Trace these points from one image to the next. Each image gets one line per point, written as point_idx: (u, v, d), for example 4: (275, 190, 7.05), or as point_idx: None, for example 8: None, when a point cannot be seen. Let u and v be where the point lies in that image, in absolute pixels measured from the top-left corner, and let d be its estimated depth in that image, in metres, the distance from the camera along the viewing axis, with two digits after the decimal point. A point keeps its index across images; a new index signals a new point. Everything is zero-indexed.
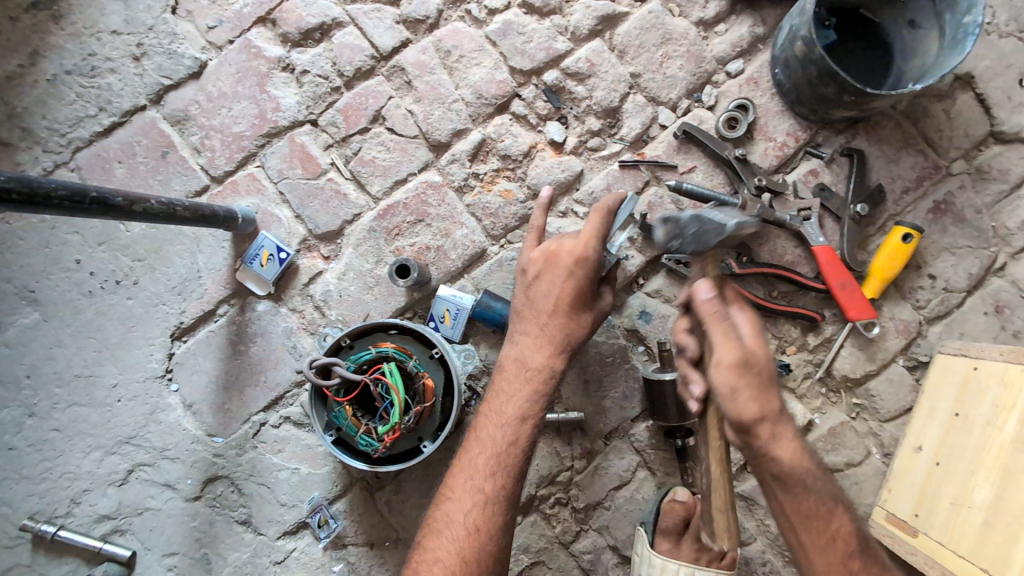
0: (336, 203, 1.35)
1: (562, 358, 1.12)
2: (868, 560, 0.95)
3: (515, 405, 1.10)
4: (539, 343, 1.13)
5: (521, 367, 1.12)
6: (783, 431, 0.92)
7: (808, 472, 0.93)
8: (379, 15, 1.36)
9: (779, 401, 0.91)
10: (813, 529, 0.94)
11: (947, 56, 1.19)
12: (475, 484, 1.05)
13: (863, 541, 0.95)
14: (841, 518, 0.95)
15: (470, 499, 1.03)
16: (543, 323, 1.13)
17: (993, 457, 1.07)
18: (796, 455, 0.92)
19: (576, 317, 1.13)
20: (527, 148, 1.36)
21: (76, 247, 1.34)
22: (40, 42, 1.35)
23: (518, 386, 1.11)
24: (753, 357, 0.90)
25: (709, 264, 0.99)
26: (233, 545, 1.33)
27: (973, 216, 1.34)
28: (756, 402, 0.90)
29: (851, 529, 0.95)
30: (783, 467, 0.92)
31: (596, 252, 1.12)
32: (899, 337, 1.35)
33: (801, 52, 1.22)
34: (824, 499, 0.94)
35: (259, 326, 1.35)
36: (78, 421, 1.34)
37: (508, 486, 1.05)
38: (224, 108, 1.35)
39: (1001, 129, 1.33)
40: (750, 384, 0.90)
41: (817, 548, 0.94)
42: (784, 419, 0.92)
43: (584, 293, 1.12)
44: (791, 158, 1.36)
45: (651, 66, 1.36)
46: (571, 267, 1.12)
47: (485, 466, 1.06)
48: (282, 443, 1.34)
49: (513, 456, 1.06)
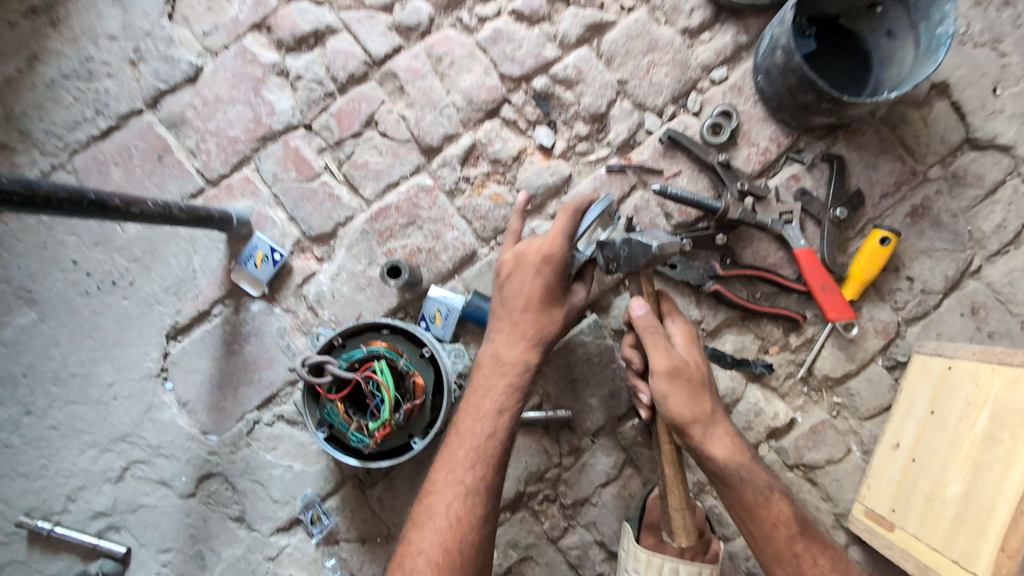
0: (329, 206, 1.38)
1: (535, 352, 1.16)
2: (810, 542, 1.05)
3: (492, 399, 1.13)
4: (512, 338, 1.16)
5: (496, 364, 1.16)
6: (711, 429, 1.08)
7: (740, 465, 1.08)
8: (372, 22, 1.39)
9: (709, 404, 1.08)
10: (757, 517, 1.06)
11: (921, 65, 1.23)
12: (456, 476, 1.08)
13: (803, 525, 1.06)
14: (779, 504, 1.07)
15: (452, 491, 1.06)
16: (514, 317, 1.17)
17: (964, 453, 1.10)
18: (728, 451, 1.07)
19: (548, 312, 1.17)
20: (517, 152, 1.39)
21: (73, 248, 1.37)
22: (38, 47, 1.37)
23: (494, 381, 1.14)
24: (682, 365, 1.08)
25: (643, 283, 1.13)
26: (227, 541, 1.35)
27: (949, 220, 1.38)
28: (687, 402, 1.06)
29: (790, 514, 1.07)
30: (719, 462, 1.06)
31: (563, 251, 1.15)
32: (877, 337, 1.39)
33: (781, 60, 1.26)
34: (761, 489, 1.07)
35: (253, 326, 1.37)
36: (74, 419, 1.36)
37: (489, 477, 1.08)
38: (219, 112, 1.38)
39: (975, 136, 1.38)
40: (681, 388, 1.07)
41: (763, 535, 1.06)
42: (713, 418, 1.08)
43: (553, 289, 1.16)
44: (773, 163, 1.39)
45: (638, 74, 1.39)
46: (539, 266, 1.16)
47: (465, 459, 1.09)
48: (275, 441, 1.36)
49: (492, 448, 1.10)
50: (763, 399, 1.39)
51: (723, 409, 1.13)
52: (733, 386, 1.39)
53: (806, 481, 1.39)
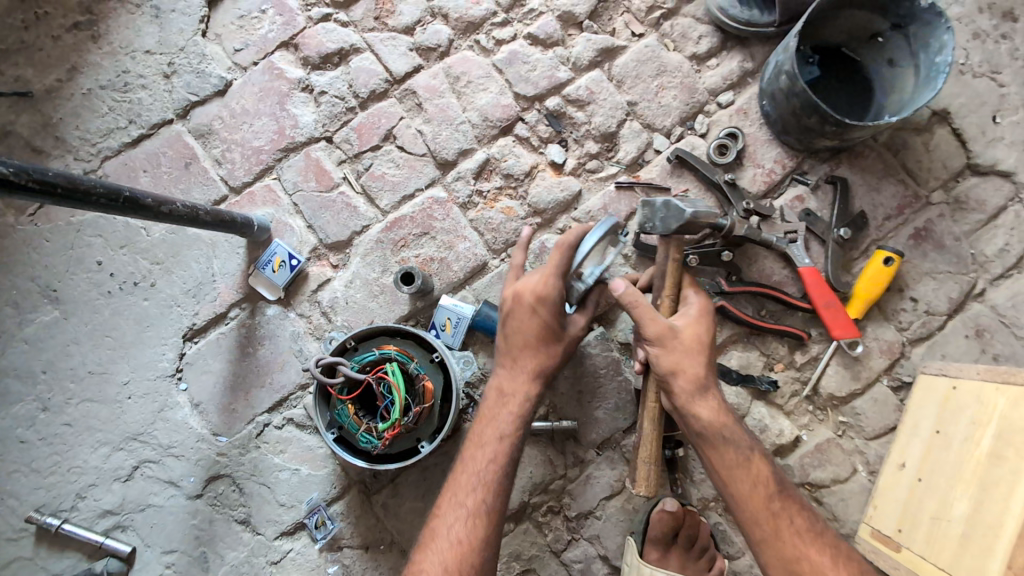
0: (346, 215, 1.43)
1: (533, 385, 1.19)
2: (787, 504, 1.08)
3: (493, 427, 1.16)
4: (514, 372, 1.20)
5: (499, 397, 1.19)
6: (702, 391, 1.11)
7: (724, 427, 1.10)
8: (394, 42, 1.46)
9: (700, 368, 1.11)
10: (736, 476, 1.09)
11: (921, 91, 1.28)
12: (458, 499, 1.10)
13: (781, 486, 1.09)
14: (759, 465, 1.10)
15: (454, 513, 1.08)
16: (513, 352, 1.21)
17: (971, 470, 1.11)
18: (713, 413, 1.10)
19: (547, 348, 1.20)
20: (529, 168, 1.44)
21: (98, 250, 1.41)
22: (78, 59, 1.44)
23: (497, 411, 1.17)
24: (670, 333, 1.10)
25: (672, 249, 1.12)
26: (230, 544, 1.36)
27: (952, 242, 1.40)
28: (684, 362, 1.11)
29: (770, 474, 1.09)
30: (702, 421, 1.10)
31: (557, 290, 1.17)
32: (882, 357, 1.40)
33: (785, 85, 1.31)
34: (742, 449, 1.10)
35: (267, 330, 1.41)
36: (88, 417, 1.39)
37: (488, 501, 1.09)
38: (245, 123, 1.44)
39: (977, 162, 1.41)
40: (670, 351, 1.11)
41: (742, 493, 1.08)
42: (703, 383, 1.11)
43: (549, 327, 1.19)
44: (778, 184, 1.43)
45: (647, 96, 1.45)
46: (535, 306, 1.18)
47: (467, 483, 1.11)
48: (284, 444, 1.38)
49: (490, 473, 1.11)
50: (769, 417, 1.40)
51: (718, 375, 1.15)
52: (739, 403, 1.40)
53: (811, 500, 1.38)
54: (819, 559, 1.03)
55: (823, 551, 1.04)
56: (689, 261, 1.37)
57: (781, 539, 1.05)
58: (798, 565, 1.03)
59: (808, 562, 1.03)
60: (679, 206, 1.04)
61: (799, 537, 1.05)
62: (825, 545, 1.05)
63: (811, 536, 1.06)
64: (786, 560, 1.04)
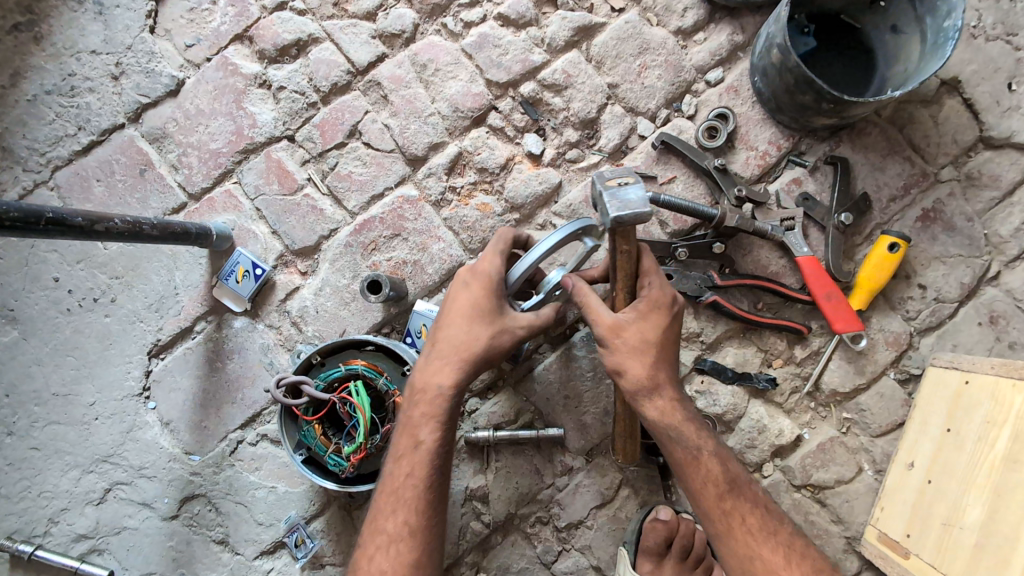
0: (311, 219, 1.34)
1: (450, 374, 1.05)
2: (739, 502, 1.02)
3: (409, 435, 1.04)
4: (435, 365, 1.06)
5: (413, 394, 1.07)
6: (650, 390, 1.03)
7: (672, 426, 1.03)
8: (355, 30, 1.35)
9: (648, 369, 1.03)
10: (685, 475, 1.03)
11: (928, 61, 1.16)
12: (378, 526, 1.02)
13: (734, 483, 1.02)
14: (709, 463, 1.02)
15: (375, 543, 1.02)
16: (440, 338, 1.07)
17: (984, 475, 1.02)
18: (662, 413, 1.03)
19: (470, 329, 1.05)
20: (504, 160, 1.34)
21: (55, 265, 1.35)
22: (21, 63, 1.36)
23: (412, 415, 1.05)
24: (619, 329, 1.03)
25: (617, 241, 0.98)
26: (210, 565, 1.31)
27: (963, 223, 1.30)
28: (629, 362, 1.03)
29: (721, 472, 1.02)
30: (648, 421, 1.03)
31: (497, 271, 1.07)
32: (888, 349, 1.31)
33: (777, 59, 1.20)
34: (690, 449, 1.02)
35: (235, 343, 1.34)
36: (56, 439, 1.34)
37: (411, 520, 1.01)
38: (201, 125, 1.35)
39: (990, 135, 1.30)
40: (615, 351, 1.03)
41: (692, 492, 1.03)
42: (652, 386, 1.03)
43: (480, 306, 1.05)
44: (773, 167, 1.33)
45: (629, 77, 1.34)
46: (468, 282, 1.07)
47: (387, 507, 1.03)
48: (259, 461, 1.32)
49: (411, 489, 1.02)
50: (767, 416, 1.32)
51: (674, 370, 1.07)
52: (736, 402, 1.32)
53: (814, 502, 1.31)
54: (772, 557, 0.99)
55: (778, 550, 0.99)
56: (678, 254, 1.27)
57: (734, 538, 1.00)
58: (752, 565, 0.99)
59: (761, 562, 0.98)
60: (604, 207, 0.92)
61: (751, 538, 1.00)
62: (780, 543, 1.00)
63: (764, 534, 1.00)
64: (738, 561, 0.99)
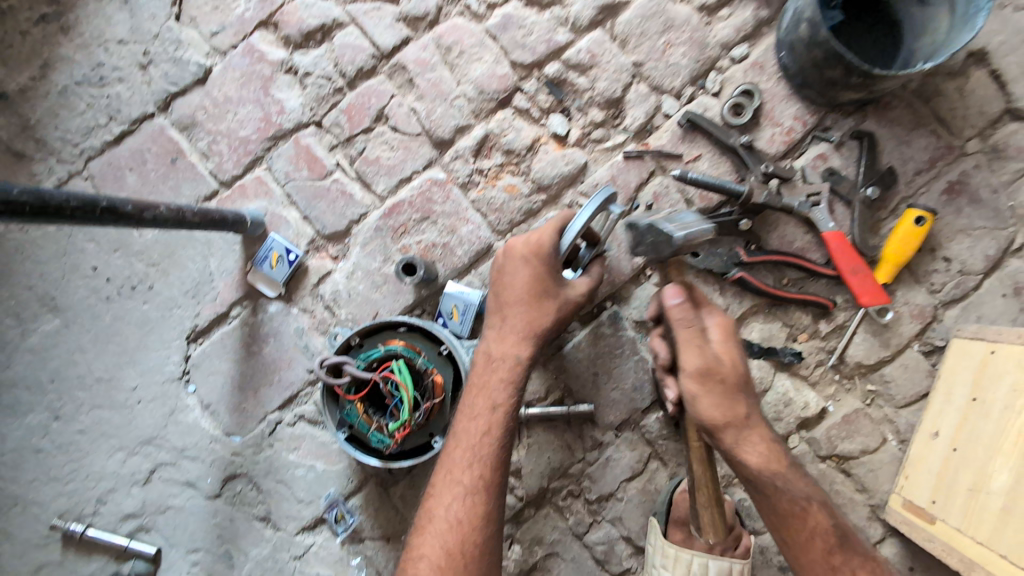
0: (341, 203, 1.36)
1: (527, 347, 1.12)
2: (849, 557, 1.00)
3: (486, 397, 1.10)
4: (505, 335, 1.13)
5: (488, 361, 1.13)
6: (748, 434, 1.03)
7: (777, 473, 1.03)
8: (379, 13, 1.36)
9: (743, 406, 1.03)
10: (790, 525, 1.03)
11: (958, 32, 1.16)
12: (454, 477, 1.06)
13: (841, 537, 1.02)
14: (818, 516, 1.02)
15: (451, 492, 1.05)
16: (507, 314, 1.14)
17: (1010, 441, 1.04)
18: (764, 457, 1.03)
19: (542, 305, 1.12)
20: (530, 141, 1.35)
21: (93, 255, 1.38)
22: (49, 54, 1.37)
23: (488, 379, 1.11)
24: (714, 364, 1.01)
25: (672, 272, 1.06)
26: (253, 541, 1.36)
27: (989, 195, 1.30)
28: (723, 403, 1.01)
29: (830, 526, 1.02)
30: (753, 468, 1.03)
31: (552, 243, 1.11)
32: (913, 322, 1.32)
33: (806, 34, 1.21)
34: (797, 499, 1.02)
35: (271, 327, 1.37)
36: (101, 423, 1.38)
37: (487, 475, 1.05)
38: (229, 112, 1.37)
39: (1017, 106, 1.29)
40: (712, 390, 1.01)
41: (797, 543, 1.02)
42: (748, 423, 1.03)
43: (542, 282, 1.11)
44: (799, 143, 1.33)
45: (654, 55, 1.34)
46: (528, 257, 1.12)
47: (462, 459, 1.06)
48: (297, 440, 1.36)
49: (488, 446, 1.07)
50: (793, 389, 1.35)
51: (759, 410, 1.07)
52: (762, 375, 1.35)
53: (840, 472, 1.34)
54: None
55: None
56: None
57: None
58: None
59: None
60: (668, 230, 0.96)
61: None
62: None
63: None
64: None
